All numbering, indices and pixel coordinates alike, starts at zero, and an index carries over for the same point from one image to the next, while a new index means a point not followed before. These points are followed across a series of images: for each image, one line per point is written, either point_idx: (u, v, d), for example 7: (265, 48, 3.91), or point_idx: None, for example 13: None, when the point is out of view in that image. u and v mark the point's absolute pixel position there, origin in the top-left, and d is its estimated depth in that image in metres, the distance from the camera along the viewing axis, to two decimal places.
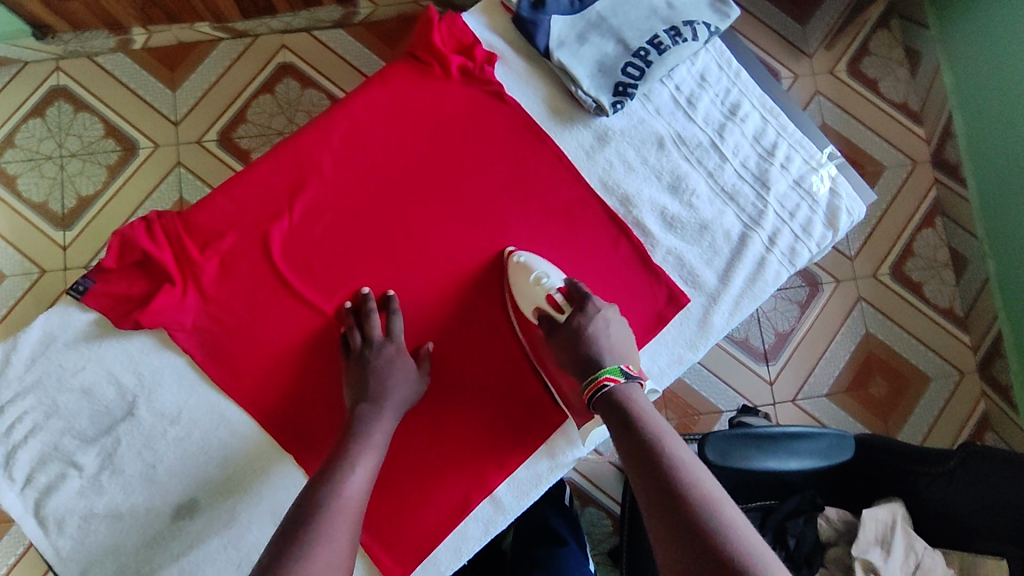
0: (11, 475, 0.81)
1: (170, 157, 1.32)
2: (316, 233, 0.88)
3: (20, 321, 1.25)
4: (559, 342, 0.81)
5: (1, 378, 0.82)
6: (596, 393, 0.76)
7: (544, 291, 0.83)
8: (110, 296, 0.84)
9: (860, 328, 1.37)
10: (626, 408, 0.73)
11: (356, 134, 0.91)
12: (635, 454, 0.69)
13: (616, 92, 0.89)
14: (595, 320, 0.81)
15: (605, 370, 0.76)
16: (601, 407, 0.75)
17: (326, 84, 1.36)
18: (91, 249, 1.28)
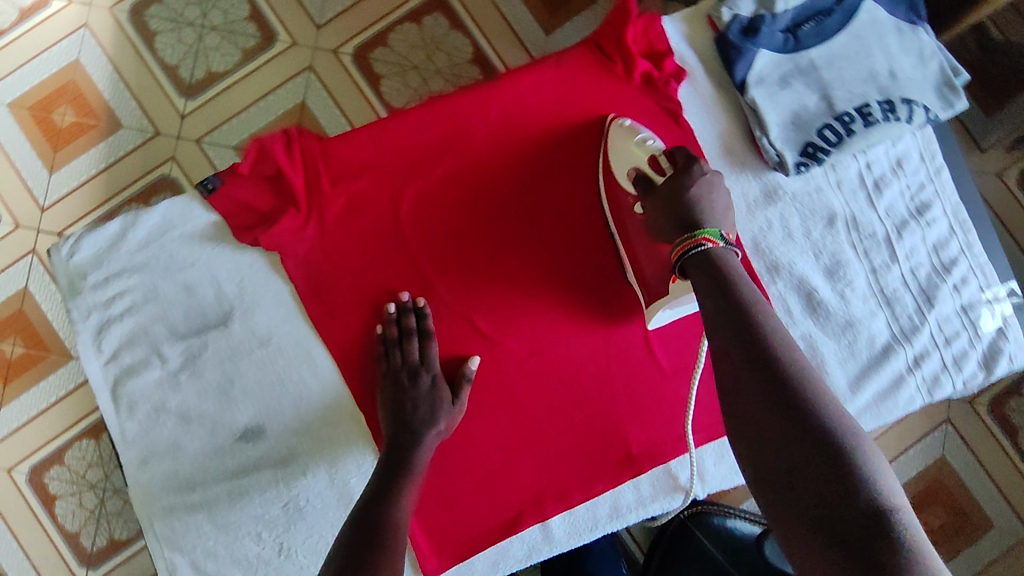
0: (100, 345, 0.82)
1: (304, 58, 1.25)
2: (447, 203, 0.85)
3: (122, 172, 1.22)
4: (648, 207, 0.73)
5: (114, 251, 0.83)
6: (692, 250, 0.66)
7: (648, 152, 0.75)
8: (235, 202, 0.83)
9: (936, 451, 1.26)
10: (723, 271, 0.64)
11: (515, 112, 0.85)
12: (724, 320, 0.61)
13: (804, 153, 0.81)
14: (698, 184, 0.70)
15: (704, 230, 0.67)
16: (690, 265, 0.66)
17: (474, 31, 1.26)
18: (212, 123, 1.23)
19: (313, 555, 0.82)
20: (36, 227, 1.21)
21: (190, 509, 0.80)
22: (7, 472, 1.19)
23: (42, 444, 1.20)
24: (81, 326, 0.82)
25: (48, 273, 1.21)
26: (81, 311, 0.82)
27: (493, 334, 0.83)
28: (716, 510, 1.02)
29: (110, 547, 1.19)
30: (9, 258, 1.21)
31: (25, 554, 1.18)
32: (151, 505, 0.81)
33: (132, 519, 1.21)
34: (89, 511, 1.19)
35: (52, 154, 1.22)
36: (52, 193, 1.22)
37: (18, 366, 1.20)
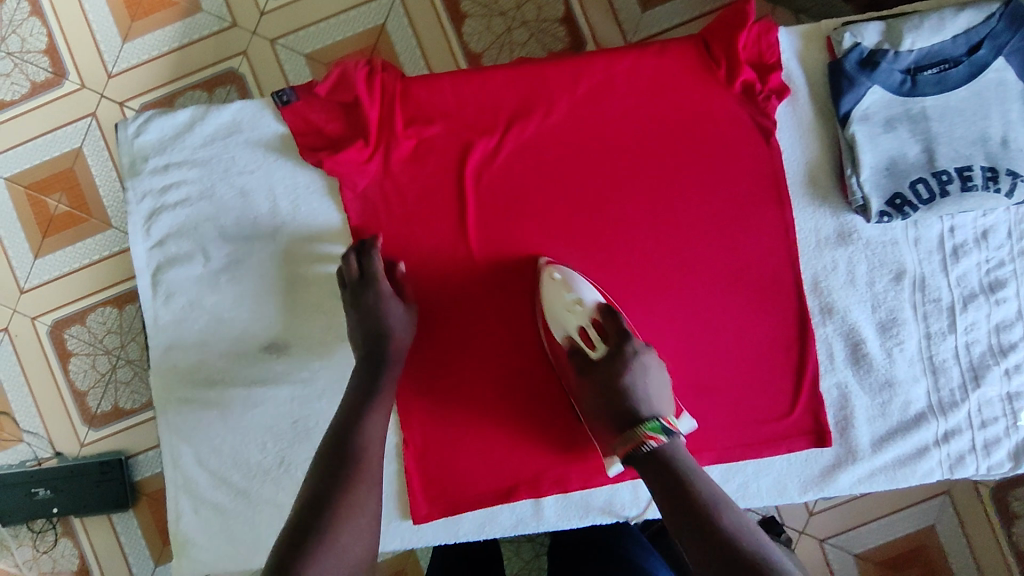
0: (149, 230, 0.83)
1: None
2: (515, 168, 0.82)
3: (193, 58, 1.21)
4: (587, 386, 0.75)
5: (179, 141, 0.83)
6: (637, 452, 0.69)
7: (580, 319, 0.77)
8: (305, 121, 0.81)
9: (927, 518, 1.24)
10: (675, 467, 0.67)
11: (604, 91, 0.81)
12: (672, 503, 0.65)
13: (890, 202, 0.77)
14: (632, 370, 0.73)
15: (646, 425, 0.70)
16: (628, 458, 0.70)
17: None
18: (292, 25, 1.20)
19: None
20: (99, 92, 1.21)
21: (204, 405, 0.83)
22: (33, 319, 1.23)
23: (69, 301, 1.23)
24: (134, 208, 0.83)
25: (104, 140, 1.22)
26: (136, 193, 0.83)
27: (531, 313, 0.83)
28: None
29: (113, 413, 1.24)
30: (70, 117, 1.22)
31: (36, 400, 1.23)
32: (167, 394, 0.83)
33: (139, 391, 1.25)
34: (99, 375, 1.23)
35: (129, 24, 1.21)
36: (122, 62, 1.21)
37: (60, 223, 1.23)
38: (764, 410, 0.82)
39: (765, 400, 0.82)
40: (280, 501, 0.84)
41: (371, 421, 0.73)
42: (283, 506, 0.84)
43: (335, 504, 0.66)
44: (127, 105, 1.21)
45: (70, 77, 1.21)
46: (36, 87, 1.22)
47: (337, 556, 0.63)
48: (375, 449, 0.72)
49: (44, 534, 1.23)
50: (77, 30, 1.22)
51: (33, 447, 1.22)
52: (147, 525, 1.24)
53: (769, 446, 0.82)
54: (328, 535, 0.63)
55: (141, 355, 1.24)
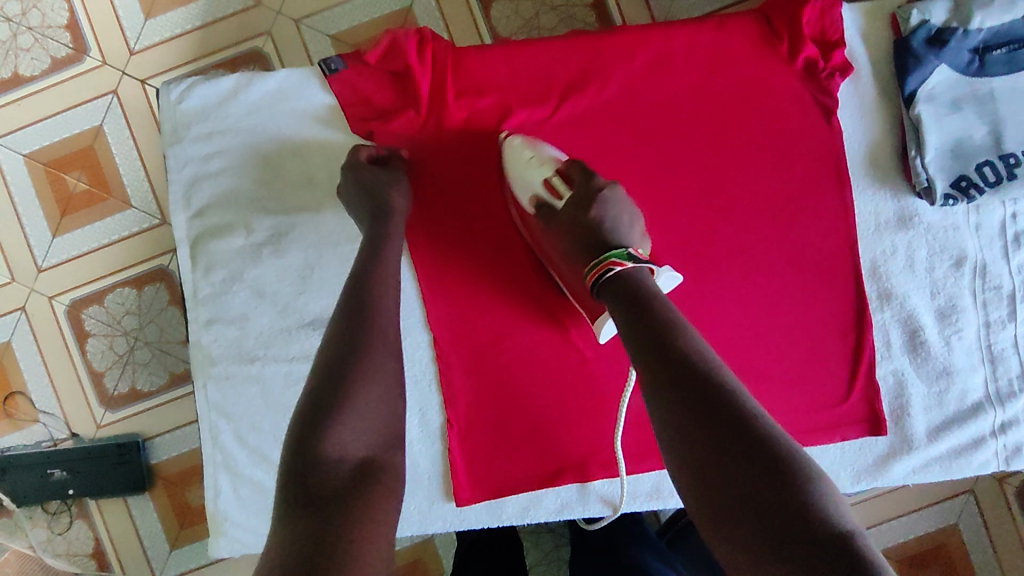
0: (190, 199, 0.81)
1: None
2: (567, 144, 0.80)
3: (217, 36, 1.17)
4: (556, 230, 0.72)
5: (222, 107, 0.80)
6: (604, 276, 0.64)
7: (544, 174, 0.74)
8: (354, 90, 0.80)
9: (951, 517, 1.17)
10: (640, 291, 0.61)
11: (661, 66, 0.79)
12: (642, 340, 0.57)
13: (955, 184, 0.75)
14: (597, 202, 0.70)
15: (612, 253, 0.65)
16: (599, 288, 0.64)
17: None
18: (317, 7, 1.16)
19: None
20: (121, 69, 1.18)
21: (245, 379, 0.81)
22: (50, 298, 1.19)
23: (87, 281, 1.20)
24: (176, 176, 0.80)
25: (125, 116, 1.18)
26: (177, 161, 0.80)
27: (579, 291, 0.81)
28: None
29: (131, 395, 1.20)
30: (90, 94, 1.18)
31: (52, 381, 1.20)
32: (207, 367, 0.81)
33: (156, 373, 1.21)
34: (117, 355, 1.20)
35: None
36: (144, 39, 1.17)
37: (79, 201, 1.19)
38: (820, 397, 0.80)
39: (820, 387, 0.80)
40: None
41: (381, 277, 0.67)
42: None
43: (352, 365, 0.60)
44: (149, 83, 1.17)
45: (92, 53, 1.17)
46: (56, 63, 1.18)
47: (367, 417, 0.58)
48: (392, 304, 0.66)
49: (59, 515, 1.19)
50: (98, 3, 1.18)
51: (48, 428, 1.19)
52: (164, 508, 1.21)
53: (823, 435, 0.80)
54: (357, 395, 0.58)
55: (159, 336, 1.21)
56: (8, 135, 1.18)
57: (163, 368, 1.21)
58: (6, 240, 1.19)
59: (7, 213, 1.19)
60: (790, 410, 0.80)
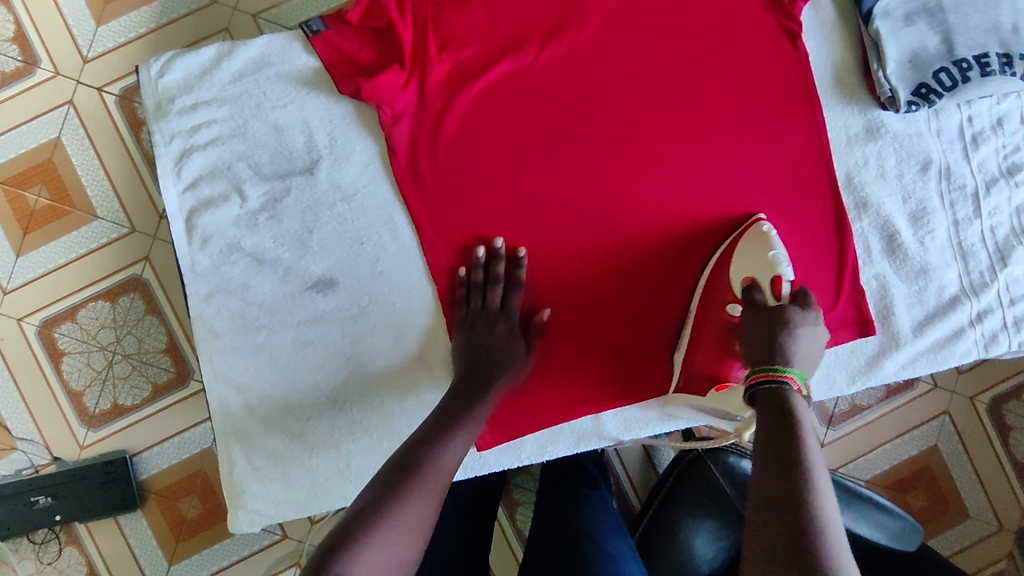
0: (180, 171, 0.80)
1: None
2: (549, 86, 0.83)
3: (173, 38, 1.14)
4: (749, 314, 0.71)
5: (205, 78, 0.80)
6: (764, 383, 0.63)
7: (775, 268, 0.74)
8: (337, 50, 0.80)
9: (930, 439, 1.18)
10: (792, 416, 0.60)
11: (633, 5, 0.83)
12: (782, 481, 0.55)
13: (916, 92, 0.81)
14: (806, 328, 0.68)
15: (790, 369, 0.64)
16: (764, 397, 0.62)
17: None
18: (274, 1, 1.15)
19: (367, 413, 0.81)
20: (75, 78, 1.14)
21: (252, 349, 0.80)
22: (18, 321, 1.14)
23: (59, 298, 1.14)
24: (163, 150, 0.79)
25: (84, 126, 1.14)
26: (164, 135, 0.79)
27: (568, 225, 0.83)
28: (733, 449, 1.01)
29: (114, 411, 1.15)
30: (45, 106, 1.14)
31: (26, 404, 1.14)
32: (212, 341, 0.80)
33: (138, 386, 1.15)
34: (96, 372, 1.14)
35: (102, 6, 1.13)
36: (97, 46, 1.14)
37: (40, 218, 1.14)
38: None
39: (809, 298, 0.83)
40: (339, 440, 0.80)
41: (456, 432, 0.71)
42: (340, 446, 0.80)
43: (403, 494, 0.62)
44: (106, 90, 1.14)
45: (43, 65, 1.14)
46: (5, 77, 1.14)
47: (394, 549, 0.58)
48: (455, 455, 0.69)
49: (48, 544, 1.14)
50: (45, 13, 1.14)
51: (29, 455, 1.13)
52: (155, 522, 1.15)
53: None
54: (399, 521, 0.59)
55: (138, 347, 1.14)
56: None
57: (145, 381, 1.15)
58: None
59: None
60: None
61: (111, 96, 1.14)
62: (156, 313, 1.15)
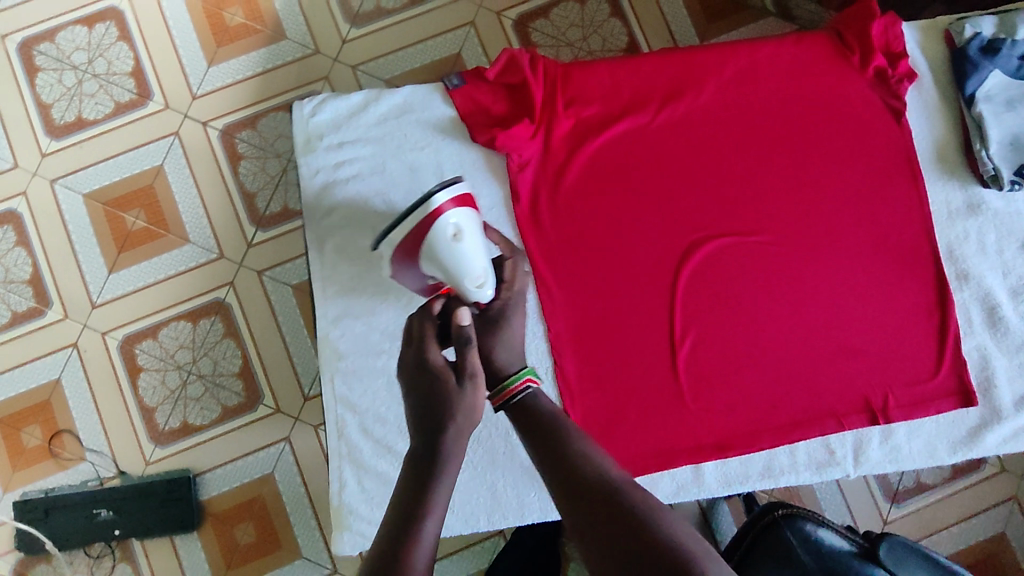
0: (321, 201, 0.86)
1: (467, 14, 1.23)
2: (664, 145, 0.88)
3: (277, 82, 1.23)
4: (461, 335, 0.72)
5: (352, 121, 0.87)
6: (509, 402, 0.66)
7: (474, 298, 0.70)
8: (473, 102, 0.87)
9: (997, 525, 1.15)
10: (537, 404, 0.65)
11: (747, 77, 0.89)
12: (545, 460, 0.60)
13: (1019, 173, 0.85)
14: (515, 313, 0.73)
15: (525, 370, 0.68)
16: (514, 414, 0.66)
17: (633, 24, 1.22)
18: (372, 54, 1.22)
19: (474, 444, 0.84)
20: (183, 112, 1.22)
21: (371, 373, 0.84)
22: (102, 334, 1.19)
23: (141, 316, 1.20)
24: (308, 183, 0.86)
25: (185, 156, 1.22)
26: (310, 168, 0.86)
27: (675, 277, 0.87)
28: (809, 515, 0.98)
29: (182, 430, 1.18)
30: (153, 136, 1.22)
31: (100, 416, 1.18)
32: (334, 361, 0.84)
33: (209, 407, 1.18)
34: (169, 391, 1.18)
35: (214, 49, 1.23)
36: (206, 84, 1.23)
37: (136, 239, 1.20)
38: (913, 371, 0.85)
39: (911, 362, 0.85)
40: None
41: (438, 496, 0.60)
42: None
43: None
44: (211, 125, 1.22)
45: (155, 98, 1.23)
46: (119, 107, 1.23)
47: None
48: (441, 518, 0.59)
49: (101, 560, 1.15)
50: (162, 53, 1.23)
51: (96, 467, 1.16)
52: (213, 547, 1.16)
53: (920, 407, 0.85)
54: None
55: (213, 369, 1.18)
56: (68, 176, 1.22)
57: (215, 402, 1.18)
58: (63, 277, 1.20)
59: (64, 250, 1.20)
60: (887, 384, 0.85)
61: (214, 130, 1.22)
62: (234, 337, 1.19)
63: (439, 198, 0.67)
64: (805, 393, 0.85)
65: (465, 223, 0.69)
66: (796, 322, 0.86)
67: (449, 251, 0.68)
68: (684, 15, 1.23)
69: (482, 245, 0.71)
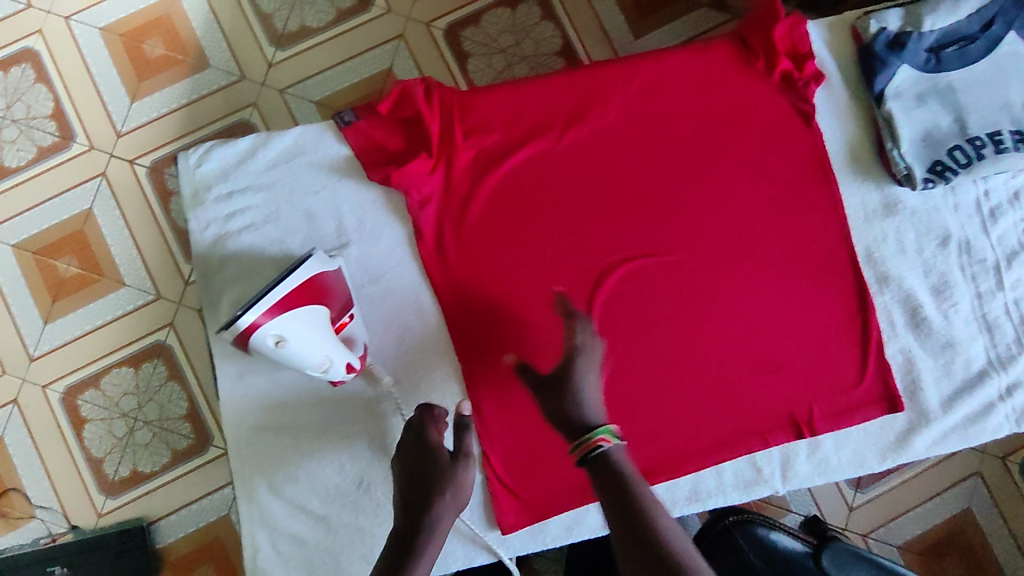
0: (216, 254, 0.82)
1: (394, 28, 1.17)
2: (570, 168, 0.85)
3: (207, 111, 1.16)
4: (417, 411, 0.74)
5: (241, 168, 0.83)
6: (588, 454, 0.66)
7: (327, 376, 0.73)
8: (368, 138, 0.83)
9: (962, 502, 1.13)
10: (621, 467, 0.66)
11: (654, 91, 0.86)
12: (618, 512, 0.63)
13: (931, 170, 0.82)
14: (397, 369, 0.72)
15: (602, 427, 0.67)
16: (592, 470, 0.66)
17: (567, 25, 1.17)
18: (297, 77, 1.17)
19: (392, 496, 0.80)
20: (109, 151, 1.16)
21: (279, 432, 0.80)
22: (43, 387, 1.13)
23: (82, 365, 1.13)
24: (199, 237, 0.82)
25: (114, 197, 1.15)
26: (200, 222, 0.82)
27: (589, 304, 0.84)
28: (761, 520, 0.96)
29: (131, 479, 1.12)
30: (78, 178, 1.15)
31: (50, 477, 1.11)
32: (239, 423, 0.80)
33: (158, 452, 1.13)
34: (116, 440, 1.12)
35: (137, 84, 1.16)
36: (131, 120, 1.16)
37: (71, 285, 1.14)
38: (838, 382, 0.83)
39: (835, 374, 0.83)
40: (362, 524, 0.80)
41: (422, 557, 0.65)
42: (364, 529, 0.80)
43: None
44: (138, 162, 1.15)
45: (78, 139, 1.16)
46: (42, 151, 1.16)
47: None
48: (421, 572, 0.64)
49: None
50: (84, 93, 1.17)
51: (47, 523, 1.10)
52: None
53: (846, 417, 0.82)
54: None
55: (159, 414, 1.13)
56: None
57: (165, 447, 1.13)
58: None
59: None
60: (813, 398, 0.83)
61: (143, 167, 1.15)
62: (178, 379, 1.13)
63: (245, 321, 0.64)
64: (729, 412, 0.82)
65: (285, 327, 0.67)
66: (717, 340, 0.83)
67: (279, 355, 0.68)
68: (618, 12, 1.17)
69: (312, 333, 0.69)
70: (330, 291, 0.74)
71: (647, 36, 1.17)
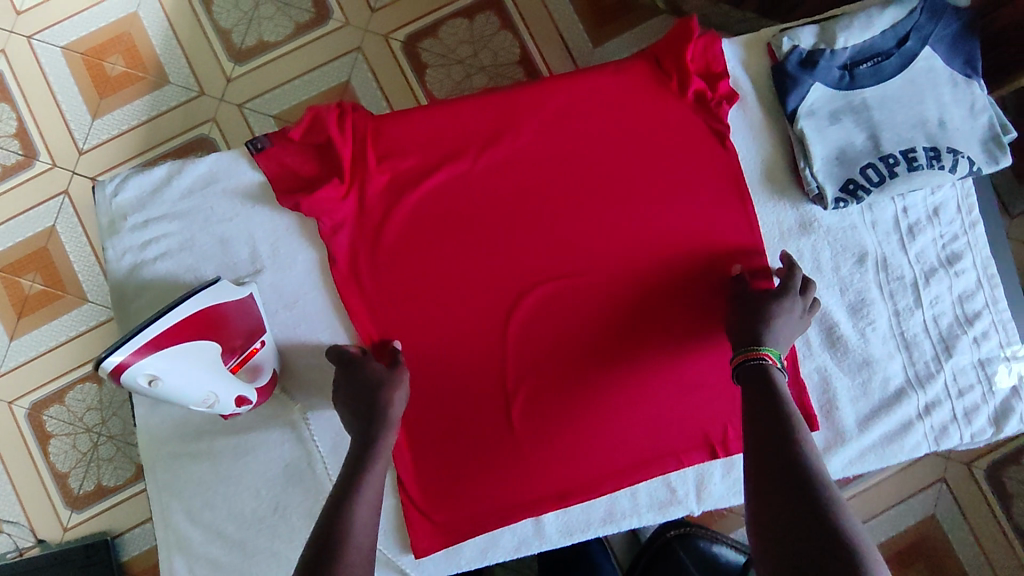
0: (132, 282, 0.83)
1: (353, 40, 1.17)
2: (484, 191, 0.85)
3: (164, 131, 1.16)
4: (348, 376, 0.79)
5: (155, 196, 0.84)
6: (746, 360, 0.71)
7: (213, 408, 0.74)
8: (280, 165, 0.83)
9: (927, 508, 1.11)
10: (775, 387, 0.69)
11: (568, 112, 0.86)
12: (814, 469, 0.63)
13: (844, 188, 0.82)
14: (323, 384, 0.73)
15: (766, 346, 0.72)
16: (750, 381, 0.70)
17: (525, 36, 1.17)
18: (258, 90, 1.16)
19: (307, 520, 0.81)
20: (70, 169, 1.15)
21: (195, 458, 0.81)
22: (9, 404, 1.12)
23: (45, 381, 1.13)
24: (114, 265, 0.83)
25: (80, 219, 1.15)
26: (115, 251, 0.83)
27: (503, 327, 0.84)
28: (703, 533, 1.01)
29: (96, 494, 1.12)
30: (39, 198, 1.15)
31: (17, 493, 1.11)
32: (155, 450, 0.81)
33: (123, 467, 1.13)
34: (81, 454, 1.12)
35: (97, 101, 1.16)
36: (92, 137, 1.16)
37: (35, 301, 1.14)
38: None
39: None
40: (279, 548, 0.81)
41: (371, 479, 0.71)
42: (280, 554, 0.81)
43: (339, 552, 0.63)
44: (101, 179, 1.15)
45: (41, 157, 1.15)
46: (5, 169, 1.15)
47: None
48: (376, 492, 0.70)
49: None
50: (45, 110, 1.16)
51: (13, 538, 1.10)
52: None
53: None
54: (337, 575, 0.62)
55: (122, 429, 1.13)
56: None
57: (129, 460, 1.13)
58: None
59: None
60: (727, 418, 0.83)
61: None
62: None
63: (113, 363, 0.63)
64: (642, 434, 0.83)
65: (160, 368, 0.66)
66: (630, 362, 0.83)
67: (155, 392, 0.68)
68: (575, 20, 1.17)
69: (190, 372, 0.69)
70: (223, 322, 0.74)
71: (607, 45, 1.17)
